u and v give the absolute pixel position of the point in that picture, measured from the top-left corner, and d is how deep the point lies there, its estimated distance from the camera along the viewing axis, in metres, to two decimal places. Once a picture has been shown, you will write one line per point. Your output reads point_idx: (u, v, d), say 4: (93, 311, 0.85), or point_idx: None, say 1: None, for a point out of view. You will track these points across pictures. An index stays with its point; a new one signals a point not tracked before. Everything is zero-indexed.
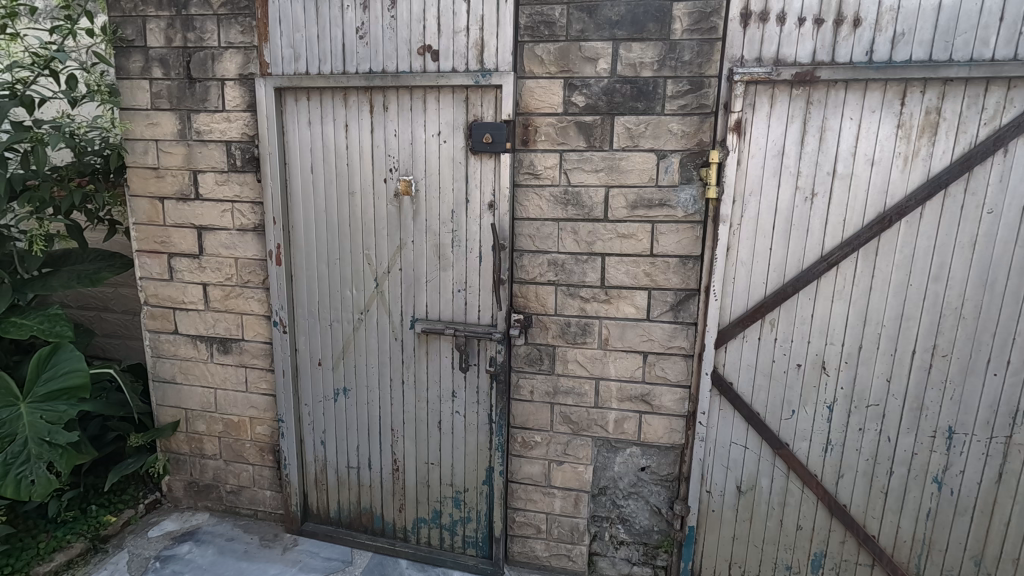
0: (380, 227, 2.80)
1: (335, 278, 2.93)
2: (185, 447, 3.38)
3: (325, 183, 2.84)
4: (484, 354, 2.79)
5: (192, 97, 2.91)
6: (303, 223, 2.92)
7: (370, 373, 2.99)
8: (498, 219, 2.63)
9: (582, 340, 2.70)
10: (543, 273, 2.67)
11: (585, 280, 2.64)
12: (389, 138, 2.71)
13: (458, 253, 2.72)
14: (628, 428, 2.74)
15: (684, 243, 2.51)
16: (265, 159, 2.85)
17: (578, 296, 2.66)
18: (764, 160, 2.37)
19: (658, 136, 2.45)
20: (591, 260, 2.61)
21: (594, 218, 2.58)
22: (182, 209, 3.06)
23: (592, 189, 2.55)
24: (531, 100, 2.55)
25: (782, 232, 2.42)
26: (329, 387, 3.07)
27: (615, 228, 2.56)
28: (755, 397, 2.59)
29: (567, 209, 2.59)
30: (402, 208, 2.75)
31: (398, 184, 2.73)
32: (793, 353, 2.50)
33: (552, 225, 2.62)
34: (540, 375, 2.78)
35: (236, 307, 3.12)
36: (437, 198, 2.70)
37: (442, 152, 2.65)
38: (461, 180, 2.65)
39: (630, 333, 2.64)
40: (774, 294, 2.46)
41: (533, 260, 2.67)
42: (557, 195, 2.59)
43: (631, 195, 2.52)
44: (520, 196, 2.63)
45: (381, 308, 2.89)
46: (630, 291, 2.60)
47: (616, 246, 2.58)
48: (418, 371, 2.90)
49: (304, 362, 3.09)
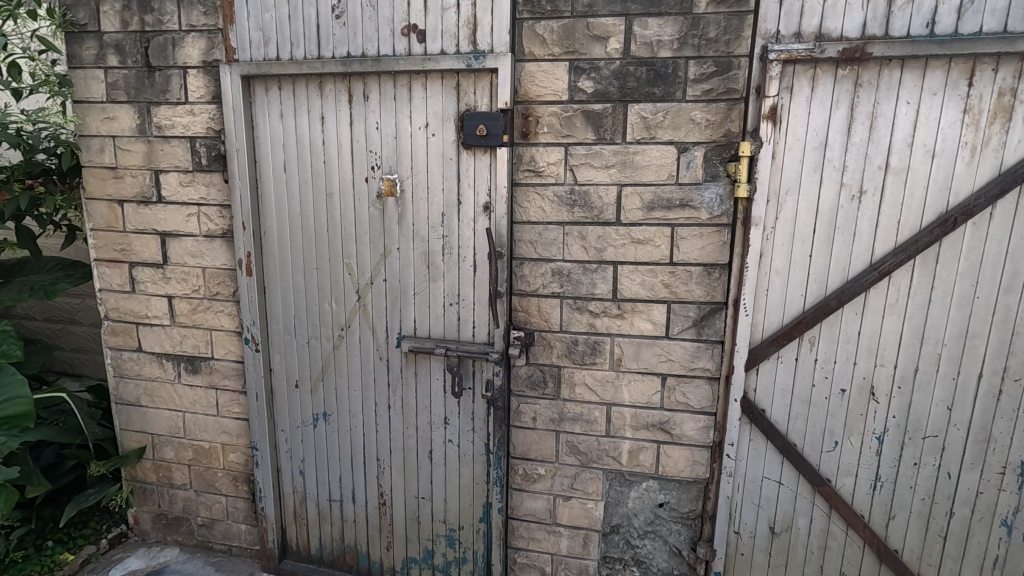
0: (362, 232, 2.48)
1: (313, 290, 2.61)
2: (152, 476, 3.07)
3: (300, 183, 2.52)
4: (479, 376, 2.46)
5: (151, 87, 2.59)
6: (276, 229, 2.60)
7: (352, 397, 2.66)
8: (495, 222, 2.30)
9: (591, 360, 2.37)
10: (546, 284, 2.34)
11: (595, 292, 2.30)
12: (370, 132, 2.38)
13: (449, 264, 2.40)
14: (644, 460, 2.41)
15: (708, 249, 2.17)
16: (232, 157, 2.52)
17: (586, 311, 2.33)
18: (804, 152, 2.03)
19: (679, 126, 2.12)
20: (602, 270, 2.28)
21: (604, 221, 2.25)
22: (143, 213, 2.74)
23: (602, 188, 2.22)
24: (530, 86, 2.22)
25: (824, 237, 2.08)
26: (308, 411, 2.75)
27: (629, 233, 2.23)
28: (791, 427, 2.24)
29: (573, 211, 2.26)
30: (385, 212, 2.43)
31: (381, 184, 2.40)
32: (836, 377, 2.16)
33: (556, 230, 2.29)
34: (544, 401, 2.45)
35: (204, 322, 2.80)
36: (425, 200, 2.37)
37: (430, 146, 2.32)
38: (451, 179, 2.32)
39: (646, 353, 2.31)
40: (815, 308, 2.12)
41: (535, 269, 2.34)
42: (562, 195, 2.26)
43: (648, 194, 2.19)
44: (519, 196, 2.30)
45: (364, 324, 2.57)
46: (647, 306, 2.27)
47: (630, 253, 2.24)
48: (406, 394, 2.57)
49: (280, 384, 2.77)
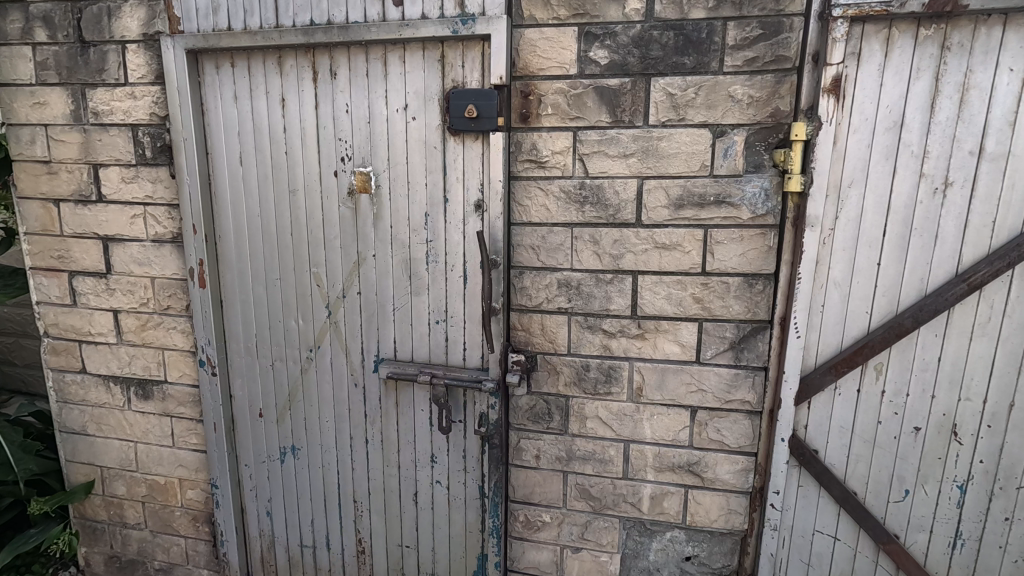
0: (332, 237, 2.08)
1: (276, 304, 2.22)
2: (103, 514, 2.70)
3: (258, 178, 2.12)
4: (472, 408, 2.06)
5: (85, 66, 2.20)
6: (233, 233, 2.20)
7: (324, 429, 2.28)
8: (489, 224, 1.90)
9: (606, 389, 1.97)
10: (552, 298, 1.94)
11: (610, 308, 1.91)
12: (339, 115, 1.98)
13: (434, 274, 2.00)
14: (668, 508, 2.01)
15: (750, 256, 1.77)
16: (178, 147, 2.12)
17: (600, 330, 1.93)
18: (874, 135, 1.62)
19: (715, 105, 1.72)
20: (619, 281, 1.88)
21: (621, 222, 1.85)
22: (82, 214, 2.36)
23: (619, 181, 1.82)
24: (531, 58, 1.81)
25: (898, 240, 1.67)
26: (274, 444, 2.37)
27: (651, 237, 1.83)
28: (851, 472, 1.84)
29: (583, 209, 1.86)
30: (359, 213, 2.03)
31: (353, 178, 2.01)
32: (908, 413, 1.76)
33: (563, 233, 1.89)
34: (548, 436, 2.05)
35: (155, 340, 2.41)
36: (405, 197, 1.97)
37: (410, 133, 1.92)
38: (435, 172, 1.93)
39: (672, 381, 1.91)
40: (884, 329, 1.71)
41: (537, 280, 1.94)
42: (570, 190, 1.86)
43: (675, 188, 1.78)
44: (518, 192, 1.90)
45: (336, 345, 2.18)
46: (674, 324, 1.87)
47: (654, 261, 1.84)
48: (387, 427, 2.18)
49: (242, 412, 2.38)
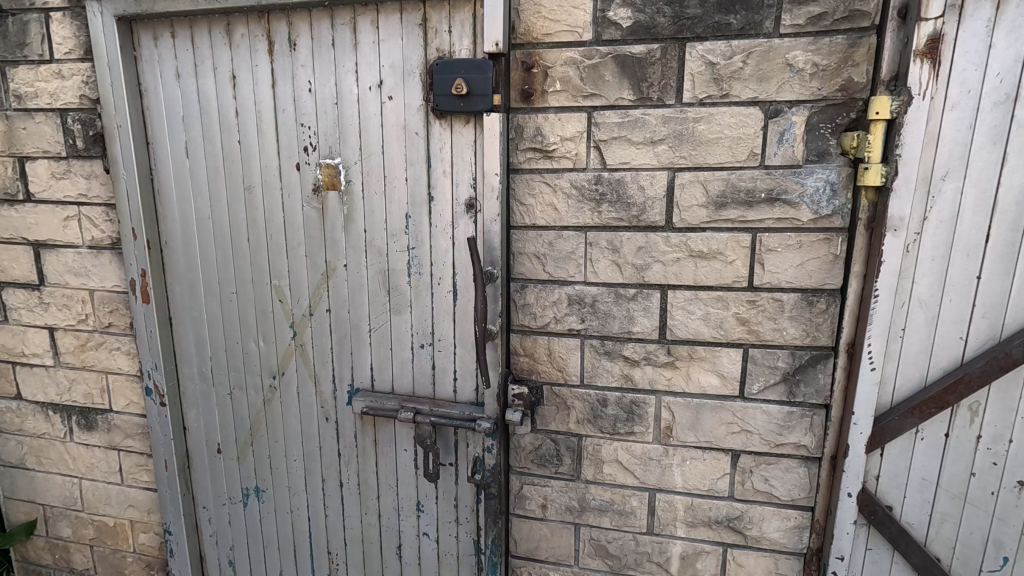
0: (296, 243, 1.73)
1: (233, 322, 1.87)
2: (47, 557, 2.36)
3: (207, 173, 1.76)
4: (465, 450, 1.71)
5: (4, 40, 1.85)
6: (181, 238, 1.85)
7: (292, 469, 1.93)
8: (484, 228, 1.54)
9: (627, 429, 1.62)
10: (561, 318, 1.59)
11: (633, 330, 1.55)
12: (300, 95, 1.62)
13: (418, 289, 1.65)
14: (702, 570, 1.66)
15: (811, 267, 1.41)
16: (111, 136, 1.77)
17: (620, 357, 1.58)
18: (979, 113, 1.26)
19: (768, 76, 1.35)
20: (644, 298, 1.53)
21: (647, 224, 1.49)
22: (9, 216, 2.01)
23: (645, 174, 1.46)
24: (535, 20, 1.45)
25: (1005, 247, 1.30)
26: (235, 484, 2.02)
27: (685, 243, 1.47)
28: (933, 535, 1.48)
29: (600, 209, 1.50)
30: (326, 214, 1.67)
31: (318, 172, 1.65)
32: (1011, 464, 1.40)
33: (575, 239, 1.53)
34: (557, 483, 1.70)
35: (96, 363, 2.07)
36: (381, 195, 1.61)
37: (386, 116, 1.56)
38: (417, 164, 1.57)
39: (709, 420, 1.56)
40: (983, 360, 1.35)
41: (543, 296, 1.59)
42: (584, 186, 1.50)
43: (715, 183, 1.42)
44: (519, 189, 1.55)
45: (304, 371, 1.83)
46: (711, 351, 1.52)
47: (688, 273, 1.49)
48: (365, 468, 1.84)
49: (198, 448, 2.03)
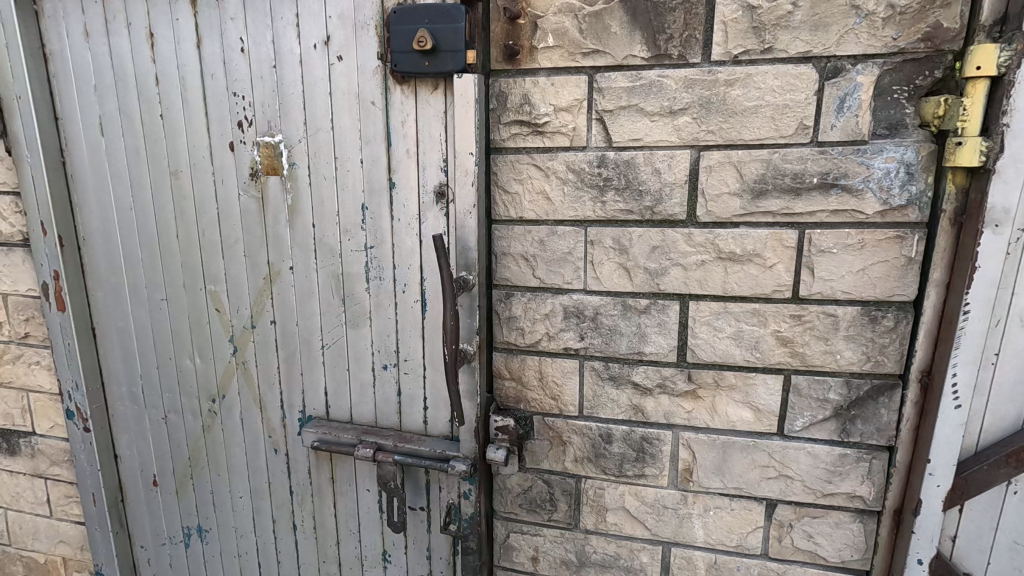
0: (233, 241, 1.42)
1: (164, 335, 1.56)
2: None
3: (127, 154, 1.45)
4: (438, 494, 1.41)
5: None
6: (100, 234, 1.54)
7: (239, 507, 1.63)
8: (457, 223, 1.23)
9: (636, 470, 1.32)
10: (555, 334, 1.28)
11: (644, 350, 1.25)
12: (232, 56, 1.30)
13: (379, 298, 1.34)
14: None
15: (876, 274, 1.09)
16: (10, 109, 1.45)
17: (628, 384, 1.28)
18: None
19: (826, 22, 1.03)
20: (659, 311, 1.22)
21: (664, 218, 1.18)
22: None
23: (662, 154, 1.15)
24: None
25: None
26: (175, 522, 1.73)
27: (713, 242, 1.16)
28: None
29: (605, 199, 1.19)
30: (266, 205, 1.36)
31: (256, 153, 1.34)
32: None
33: (572, 236, 1.23)
34: (550, 532, 1.40)
35: (15, 379, 1.77)
36: (332, 182, 1.30)
37: (336, 81, 1.24)
38: (374, 142, 1.25)
39: (739, 462, 1.26)
40: None
41: (533, 307, 1.28)
42: (584, 169, 1.19)
43: (753, 165, 1.11)
44: (502, 173, 1.24)
45: (248, 393, 1.53)
46: (744, 378, 1.21)
47: (715, 280, 1.17)
48: (322, 509, 1.54)
49: (132, 480, 1.73)
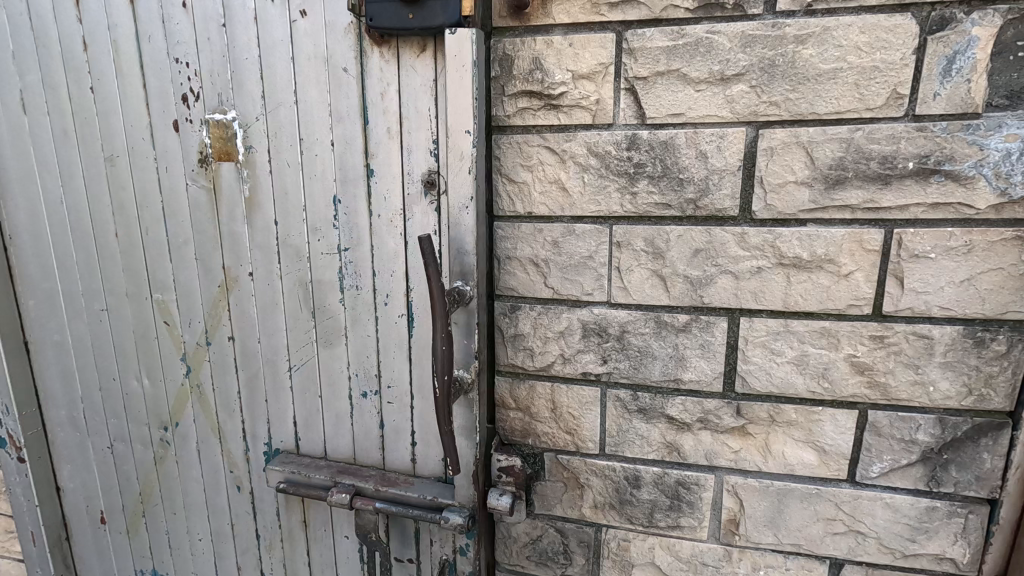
0: (181, 241, 1.18)
1: (106, 351, 1.32)
2: None
3: (54, 136, 1.20)
4: (428, 545, 1.17)
5: None
6: (27, 231, 1.29)
7: (198, 551, 1.40)
8: (451, 220, 0.99)
9: (669, 521, 1.08)
10: (572, 356, 1.05)
11: (682, 377, 1.01)
12: (173, 12, 1.05)
13: (356, 311, 1.10)
14: None
15: (985, 286, 0.86)
16: None
17: (661, 418, 1.04)
18: None
19: None
20: (702, 329, 0.98)
21: (710, 214, 0.94)
22: None
23: (709, 133, 0.91)
24: None
25: None
26: (127, 565, 1.49)
27: (773, 245, 0.92)
28: None
29: (635, 190, 0.96)
30: (219, 198, 1.12)
31: (206, 134, 1.09)
32: None
33: (594, 237, 0.99)
34: None
35: None
36: (297, 170, 1.06)
37: (299, 42, 1.00)
38: (347, 120, 1.01)
39: (798, 514, 1.02)
40: None
41: (546, 322, 1.05)
42: (609, 153, 0.95)
43: (828, 147, 0.87)
44: (507, 158, 1.00)
45: (205, 422, 1.29)
46: (807, 413, 0.98)
47: (774, 292, 0.94)
48: (293, 557, 1.31)
49: (77, 516, 1.49)
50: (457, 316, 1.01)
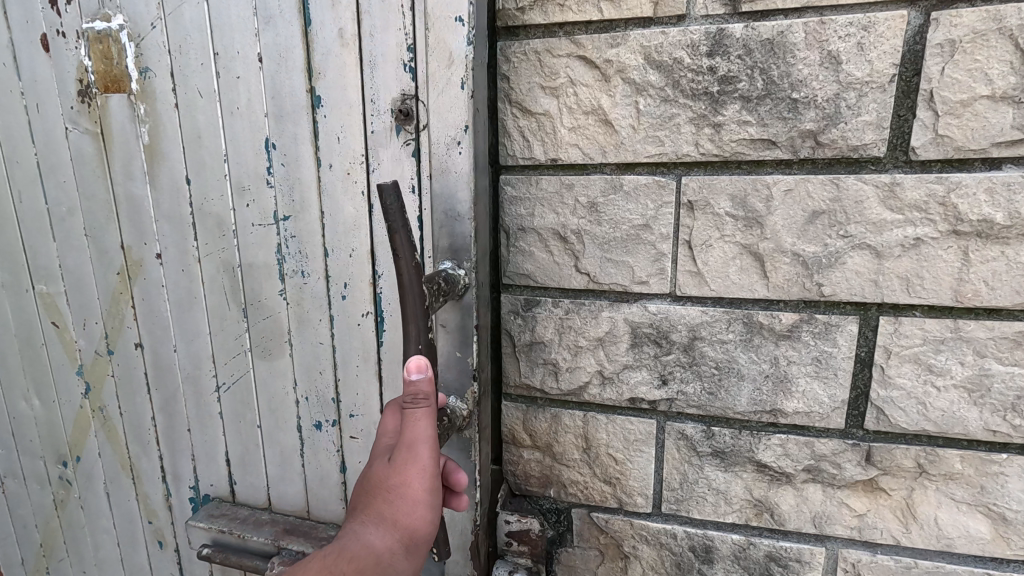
0: (65, 209, 0.85)
1: None
2: None
3: None
4: None
5: None
6: None
7: None
8: (436, 170, 0.65)
9: None
10: (615, 374, 0.72)
11: (783, 405, 0.67)
12: None
13: (302, 308, 0.77)
14: None
15: None
16: None
17: (747, 465, 0.70)
18: None
19: None
20: (817, 335, 0.64)
21: (837, 154, 0.60)
22: None
23: (845, 22, 0.57)
24: None
25: None
26: None
27: (944, 202, 0.58)
28: None
29: (720, 119, 0.62)
30: (108, 145, 0.79)
31: (86, 52, 0.76)
32: None
33: (652, 195, 0.65)
34: None
35: None
36: (211, 100, 0.73)
37: None
38: (276, 17, 0.67)
39: None
40: None
41: (577, 324, 0.71)
42: (679, 62, 0.61)
43: None
44: (520, 76, 0.66)
45: (113, 456, 0.96)
46: (979, 463, 0.64)
47: (941, 278, 0.60)
48: None
49: None
50: (445, 316, 0.68)
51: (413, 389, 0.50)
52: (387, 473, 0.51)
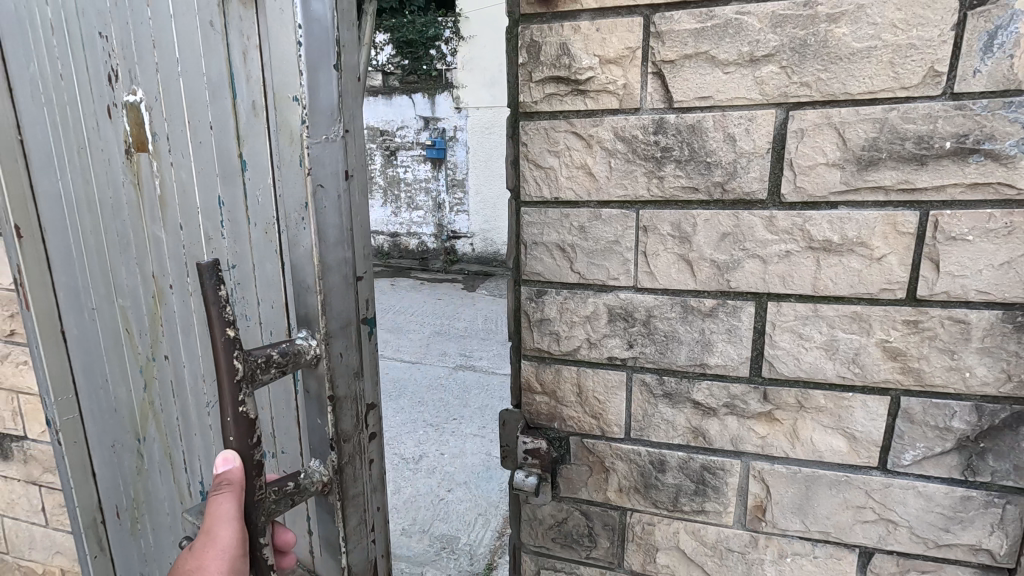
0: (122, 252, 1.27)
1: (94, 349, 1.37)
2: None
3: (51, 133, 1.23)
4: None
5: None
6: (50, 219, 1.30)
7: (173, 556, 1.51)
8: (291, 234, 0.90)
9: (696, 505, 1.09)
10: (597, 341, 1.06)
11: (707, 361, 1.01)
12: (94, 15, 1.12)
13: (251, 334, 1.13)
14: None
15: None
16: None
17: (687, 402, 1.04)
18: None
19: None
20: (728, 314, 0.98)
21: (737, 197, 0.94)
22: None
23: (738, 115, 0.90)
24: None
25: None
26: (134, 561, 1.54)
27: (803, 228, 0.91)
28: None
29: (662, 174, 0.96)
30: (143, 196, 1.21)
31: (132, 137, 1.17)
32: None
33: (620, 221, 1.00)
34: (589, 572, 1.20)
35: (4, 380, 1.63)
36: (190, 165, 1.10)
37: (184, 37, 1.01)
38: (218, 104, 1.02)
39: (827, 501, 1.01)
40: None
41: (571, 306, 1.06)
42: (635, 137, 0.96)
43: (862, 126, 0.85)
44: (533, 144, 1.02)
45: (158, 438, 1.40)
46: (837, 399, 0.96)
47: (804, 276, 0.93)
48: None
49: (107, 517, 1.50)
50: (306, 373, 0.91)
51: (222, 478, 0.74)
52: (190, 556, 0.72)
